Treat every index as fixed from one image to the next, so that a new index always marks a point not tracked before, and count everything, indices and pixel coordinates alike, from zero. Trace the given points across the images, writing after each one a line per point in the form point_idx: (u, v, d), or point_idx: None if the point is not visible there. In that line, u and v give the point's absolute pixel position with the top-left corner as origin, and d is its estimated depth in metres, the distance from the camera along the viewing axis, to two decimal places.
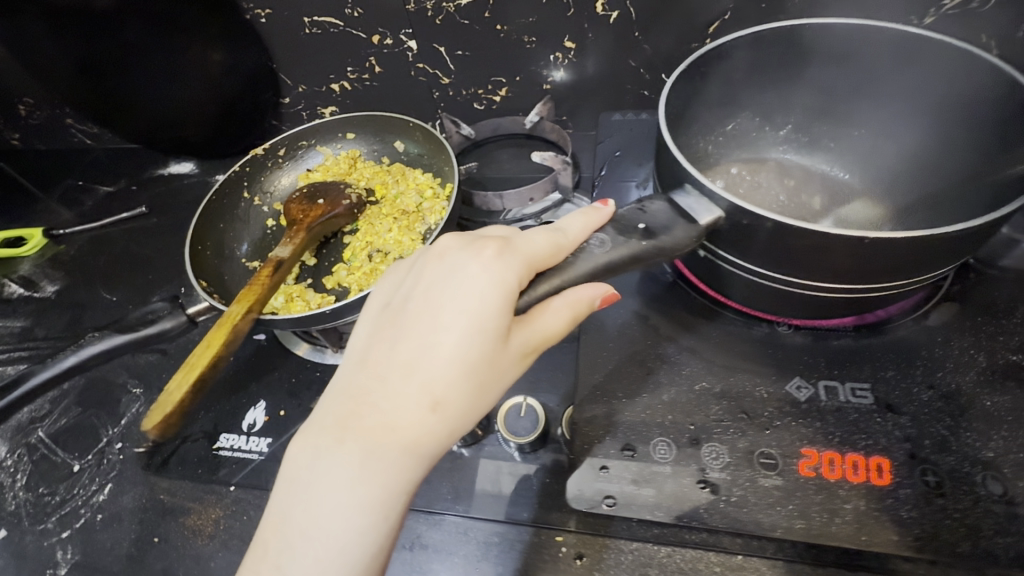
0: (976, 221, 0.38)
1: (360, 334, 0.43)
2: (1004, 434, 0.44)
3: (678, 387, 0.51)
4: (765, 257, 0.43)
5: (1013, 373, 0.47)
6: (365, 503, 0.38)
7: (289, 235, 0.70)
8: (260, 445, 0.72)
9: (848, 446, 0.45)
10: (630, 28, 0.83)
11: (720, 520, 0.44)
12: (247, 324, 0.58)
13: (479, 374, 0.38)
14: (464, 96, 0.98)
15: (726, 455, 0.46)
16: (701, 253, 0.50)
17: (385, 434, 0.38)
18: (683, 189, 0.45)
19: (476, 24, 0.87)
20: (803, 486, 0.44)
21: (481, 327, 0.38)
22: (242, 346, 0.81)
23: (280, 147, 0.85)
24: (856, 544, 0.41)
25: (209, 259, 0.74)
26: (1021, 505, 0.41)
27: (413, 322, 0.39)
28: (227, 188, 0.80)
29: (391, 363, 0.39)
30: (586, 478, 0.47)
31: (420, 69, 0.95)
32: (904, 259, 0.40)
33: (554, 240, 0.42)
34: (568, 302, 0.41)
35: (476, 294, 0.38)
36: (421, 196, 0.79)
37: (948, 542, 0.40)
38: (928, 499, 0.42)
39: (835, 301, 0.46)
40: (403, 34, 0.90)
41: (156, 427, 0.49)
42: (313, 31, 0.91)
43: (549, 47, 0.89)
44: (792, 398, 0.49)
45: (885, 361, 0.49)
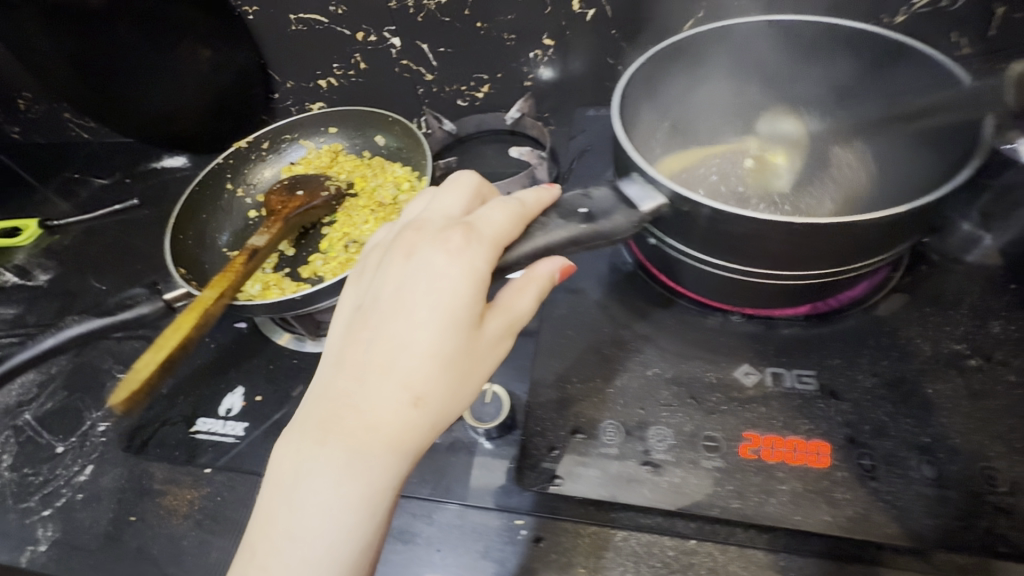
0: (898, 208, 0.40)
1: (338, 336, 0.43)
2: (941, 420, 0.45)
3: (631, 373, 0.52)
4: (706, 243, 0.45)
5: (956, 361, 0.48)
6: (353, 501, 0.39)
7: (267, 224, 0.73)
8: (237, 429, 0.74)
9: (789, 430, 0.46)
10: (606, 25, 0.85)
11: (661, 499, 0.45)
12: (219, 308, 0.60)
13: (455, 366, 0.39)
14: (448, 92, 0.99)
15: (670, 437, 0.48)
16: (652, 241, 0.51)
17: (368, 432, 0.38)
18: (629, 178, 0.48)
19: (457, 21, 0.89)
20: (743, 467, 0.45)
21: (455, 320, 0.39)
22: (224, 334, 0.83)
23: (263, 141, 0.88)
24: (789, 523, 0.42)
25: (190, 248, 0.76)
26: (952, 487, 0.42)
27: (386, 320, 0.40)
28: (210, 179, 0.83)
29: (368, 363, 0.40)
30: (537, 458, 0.49)
31: (404, 66, 0.96)
32: (834, 245, 0.41)
33: (514, 212, 0.43)
34: (535, 279, 0.43)
35: (447, 288, 0.39)
36: (398, 189, 0.81)
37: (878, 523, 0.41)
38: (862, 481, 0.43)
39: (778, 289, 0.48)
40: (386, 31, 0.91)
41: (123, 403, 0.50)
42: (298, 28, 0.92)
43: (529, 45, 0.90)
44: (739, 383, 0.50)
45: (832, 349, 0.51)
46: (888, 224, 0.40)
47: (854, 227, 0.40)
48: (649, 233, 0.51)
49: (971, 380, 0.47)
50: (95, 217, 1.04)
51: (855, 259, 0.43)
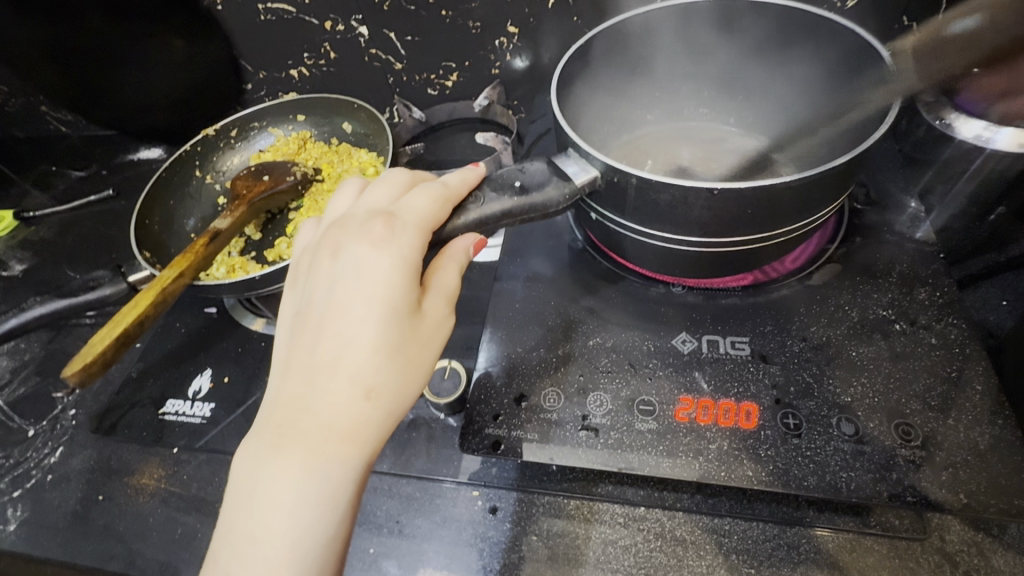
0: (812, 171, 0.42)
1: (279, 348, 0.43)
2: (863, 380, 0.47)
3: (575, 343, 0.54)
4: (638, 213, 0.47)
5: (881, 326, 0.50)
6: (318, 504, 0.38)
7: (231, 208, 0.74)
8: (204, 411, 0.75)
9: (721, 394, 0.48)
10: (568, 13, 0.87)
11: (595, 459, 0.47)
12: (178, 288, 0.62)
13: (402, 352, 0.40)
14: (417, 81, 1.00)
15: (608, 402, 0.49)
16: (593, 216, 0.53)
17: (324, 431, 0.38)
18: (566, 154, 0.50)
19: (422, 9, 0.89)
20: (674, 429, 0.47)
21: (394, 308, 0.40)
22: (193, 319, 0.84)
23: (231, 129, 0.89)
24: (715, 479, 0.44)
25: (156, 233, 0.78)
26: (868, 443, 0.44)
27: (326, 319, 0.40)
28: (178, 165, 0.84)
29: (314, 364, 0.40)
30: (480, 424, 0.50)
31: (373, 55, 0.96)
32: (753, 211, 0.43)
33: (437, 197, 0.45)
34: (451, 257, 0.45)
35: (381, 279, 0.40)
36: (363, 174, 0.82)
37: (797, 476, 0.43)
38: (785, 439, 0.45)
39: (710, 259, 0.50)
40: (354, 20, 0.92)
41: (77, 374, 0.52)
42: (268, 18, 0.91)
43: (494, 33, 0.92)
44: (675, 350, 0.52)
45: (766, 317, 0.52)
46: (804, 187, 0.42)
47: (771, 190, 0.42)
48: (589, 208, 0.52)
49: (895, 343, 0.49)
50: (70, 208, 1.02)
51: (776, 225, 0.46)
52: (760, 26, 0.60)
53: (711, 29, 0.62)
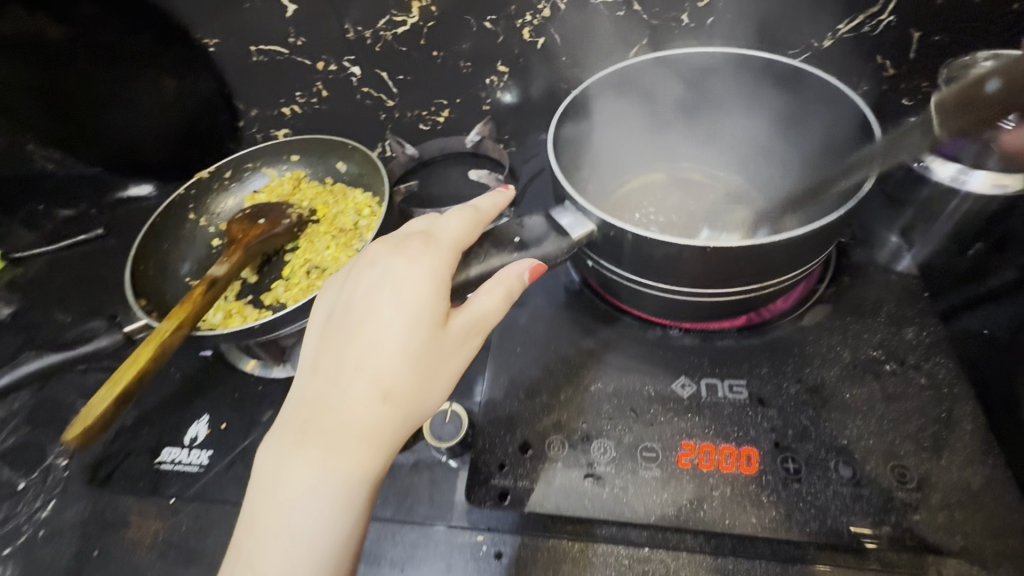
0: (800, 230, 0.43)
1: (307, 347, 0.45)
2: (858, 422, 0.48)
3: (577, 389, 0.55)
4: (634, 265, 0.49)
5: (873, 366, 0.51)
6: (327, 504, 0.39)
7: (227, 254, 0.74)
8: (201, 458, 0.74)
9: (721, 438, 0.49)
10: (557, 52, 0.88)
11: (601, 508, 0.47)
12: (176, 339, 0.62)
13: (423, 361, 0.41)
14: (409, 117, 1.01)
15: (612, 450, 0.50)
16: (589, 264, 0.55)
17: (341, 432, 0.39)
18: (563, 206, 0.51)
19: (413, 50, 0.91)
20: (678, 476, 0.48)
21: (418, 315, 0.41)
22: (188, 363, 0.83)
23: (225, 170, 0.89)
24: (720, 526, 0.45)
25: (151, 279, 0.77)
26: (866, 485, 0.45)
27: (355, 323, 0.42)
28: (172, 210, 0.84)
29: (340, 364, 0.41)
30: (486, 475, 0.51)
31: (365, 93, 0.97)
32: (744, 265, 0.45)
33: (469, 219, 0.47)
34: (499, 280, 0.45)
35: (410, 287, 0.42)
36: (359, 214, 0.83)
37: (799, 521, 0.44)
38: (786, 483, 0.46)
39: (705, 306, 0.51)
40: (346, 60, 0.92)
41: (77, 438, 0.52)
42: (260, 60, 0.91)
43: (485, 72, 0.93)
44: (675, 395, 0.53)
45: (761, 359, 0.54)
46: (793, 243, 0.44)
47: (761, 247, 0.43)
48: (586, 256, 0.54)
49: (886, 384, 0.50)
50: (55, 248, 0.97)
51: (769, 276, 0.47)
52: (750, 80, 0.63)
53: (707, 81, 0.66)
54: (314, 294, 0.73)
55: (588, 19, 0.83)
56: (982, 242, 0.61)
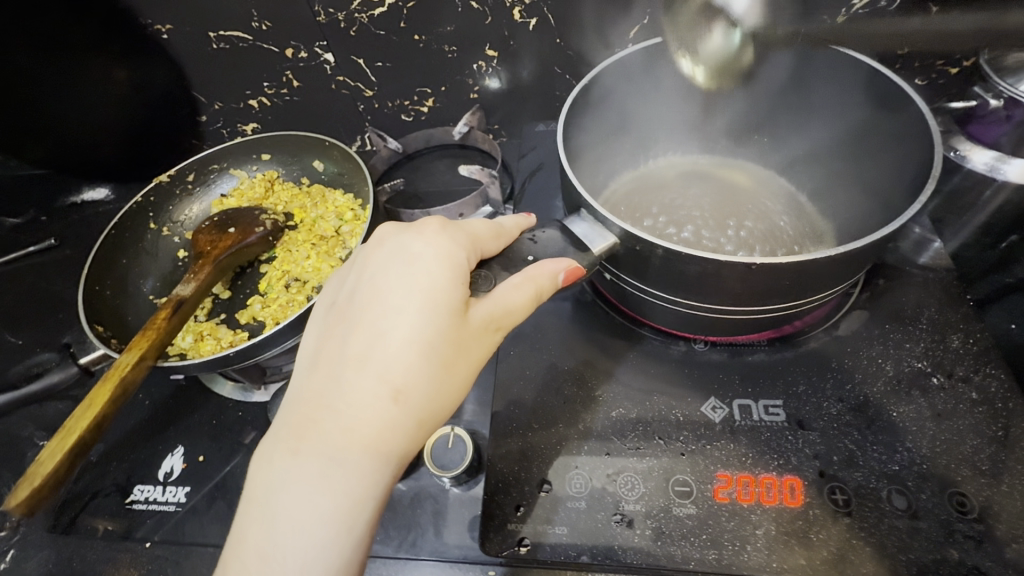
0: (857, 243, 0.38)
1: (309, 342, 0.40)
2: (908, 444, 0.44)
3: (596, 415, 0.50)
4: (662, 281, 0.43)
5: (918, 381, 0.47)
6: (327, 517, 0.33)
7: (194, 269, 0.66)
8: (178, 495, 0.64)
9: (760, 467, 0.45)
10: (551, 34, 0.80)
11: (634, 557, 0.42)
12: (139, 373, 0.55)
13: (437, 354, 0.36)
14: (390, 107, 0.92)
15: (640, 485, 0.45)
16: (607, 276, 0.49)
17: (344, 433, 0.34)
18: (579, 215, 0.45)
19: (393, 34, 0.82)
20: (716, 513, 0.43)
21: (432, 303, 0.36)
22: (157, 388, 0.74)
23: (188, 172, 0.80)
24: (768, 571, 0.40)
25: (109, 300, 0.69)
26: (924, 518, 0.41)
27: (360, 313, 0.37)
28: (129, 220, 0.75)
29: (344, 356, 0.36)
30: (502, 519, 0.45)
31: (340, 82, 0.88)
32: (790, 283, 0.40)
33: (495, 224, 0.43)
34: (528, 277, 0.39)
35: (422, 270, 0.37)
36: (341, 219, 0.75)
37: (854, 563, 0.40)
38: (836, 518, 0.42)
39: (738, 322, 0.46)
40: (318, 46, 0.83)
41: (23, 503, 0.45)
42: (220, 47, 0.82)
43: (472, 57, 0.85)
44: (706, 420, 0.48)
45: (797, 375, 0.49)
46: (847, 257, 0.39)
47: (814, 263, 0.38)
48: (604, 269, 0.48)
49: (934, 400, 0.46)
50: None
51: (814, 291, 0.42)
52: (777, 66, 0.59)
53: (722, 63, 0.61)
54: (296, 311, 0.66)
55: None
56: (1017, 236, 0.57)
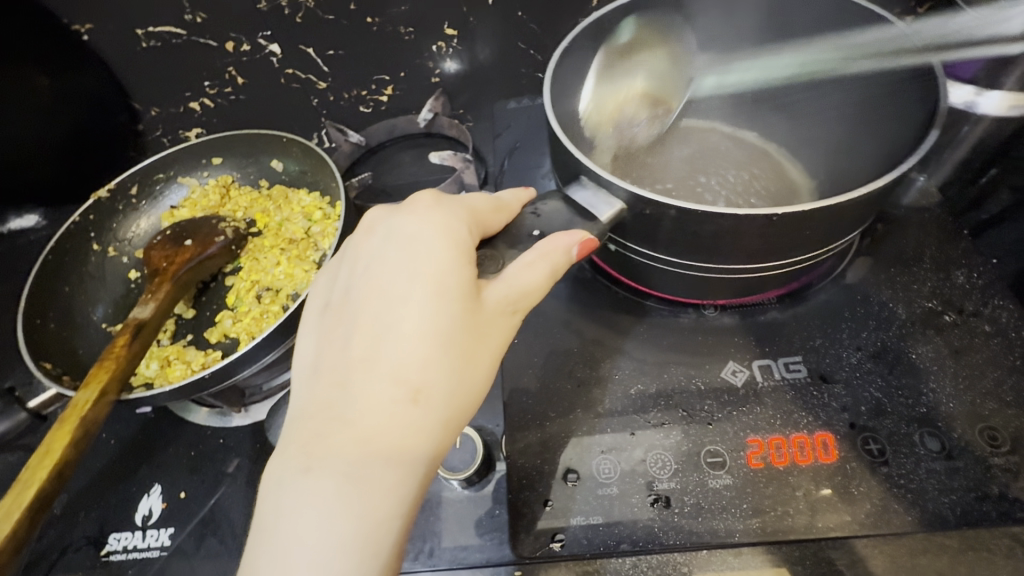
0: (878, 183, 0.37)
1: (306, 349, 0.36)
2: (933, 385, 0.43)
3: (614, 394, 0.47)
4: (675, 244, 0.41)
5: (931, 321, 0.47)
6: (350, 544, 0.29)
7: (151, 290, 0.60)
8: (161, 538, 0.58)
9: (791, 427, 0.43)
10: (512, 6, 0.77)
11: (676, 537, 0.40)
12: (103, 410, 0.49)
13: (455, 345, 0.32)
14: (345, 99, 0.85)
15: (671, 462, 0.43)
16: (611, 247, 0.46)
17: (360, 444, 0.30)
18: (580, 181, 0.41)
19: (343, 18, 0.77)
20: (753, 480, 0.41)
21: (443, 289, 0.33)
22: (121, 425, 0.67)
23: (131, 185, 0.73)
24: (814, 532, 0.39)
25: (56, 334, 0.62)
26: (958, 457, 0.41)
27: (361, 308, 0.34)
28: (69, 243, 0.68)
29: (350, 359, 0.33)
30: (531, 518, 0.42)
31: (290, 75, 0.81)
32: (811, 232, 0.38)
33: (495, 200, 0.40)
34: (543, 253, 0.36)
35: (426, 254, 0.34)
36: (309, 220, 0.69)
37: (898, 512, 0.39)
38: (874, 469, 0.41)
39: (752, 281, 0.45)
40: (262, 37, 0.77)
41: None
42: (151, 46, 0.74)
43: (431, 37, 0.80)
44: (728, 385, 0.46)
45: (812, 329, 0.48)
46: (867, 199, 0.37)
47: (836, 207, 0.36)
48: (608, 239, 0.45)
49: (950, 338, 0.46)
50: None
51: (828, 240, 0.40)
52: None
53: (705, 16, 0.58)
54: (271, 323, 0.60)
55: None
56: (997, 168, 0.57)
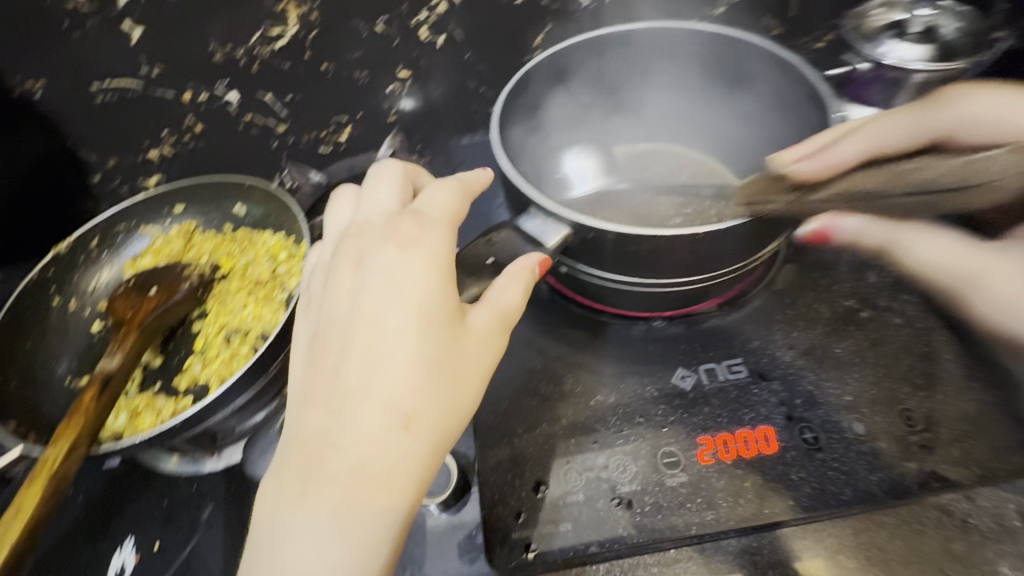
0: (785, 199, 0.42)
1: (297, 376, 0.38)
2: (856, 375, 0.49)
3: (576, 407, 0.50)
4: (618, 264, 0.45)
5: (851, 317, 0.52)
6: (349, 564, 0.31)
7: (118, 340, 0.60)
8: None
9: (736, 424, 0.47)
10: (460, 49, 0.82)
11: (640, 535, 0.43)
12: (74, 464, 0.49)
13: (442, 371, 0.35)
14: (305, 141, 0.86)
15: (631, 465, 0.46)
16: (563, 269, 0.50)
17: (355, 470, 0.32)
18: (528, 212, 0.45)
19: (299, 65, 0.79)
20: (705, 475, 0.45)
21: (429, 317, 0.36)
22: (88, 480, 0.65)
23: (90, 237, 0.73)
24: (762, 519, 0.43)
25: (18, 392, 0.61)
26: (882, 438, 0.45)
27: (351, 337, 0.36)
28: (28, 299, 0.67)
29: (343, 387, 0.35)
30: (505, 531, 0.44)
31: (249, 120, 0.83)
32: (733, 245, 0.43)
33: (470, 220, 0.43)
34: (515, 274, 0.40)
35: (411, 283, 0.37)
36: (274, 261, 0.71)
37: (834, 493, 0.43)
38: (810, 456, 0.45)
39: (690, 293, 0.49)
40: (219, 86, 0.79)
41: None
42: (107, 98, 0.76)
43: (385, 79, 0.83)
44: (678, 390, 0.50)
45: (750, 332, 0.53)
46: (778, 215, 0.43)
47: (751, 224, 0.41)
48: (559, 262, 0.49)
49: (868, 332, 0.51)
50: None
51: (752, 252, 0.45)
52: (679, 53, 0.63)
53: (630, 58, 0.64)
54: (241, 365, 0.61)
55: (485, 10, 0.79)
56: None
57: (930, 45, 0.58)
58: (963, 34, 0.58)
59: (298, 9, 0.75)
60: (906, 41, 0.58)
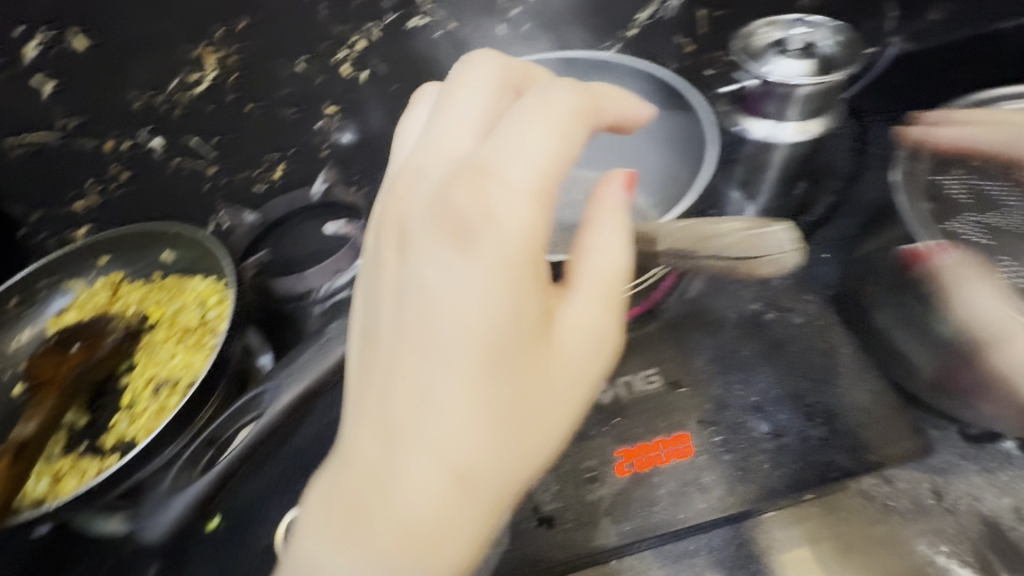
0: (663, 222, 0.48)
1: (351, 382, 0.35)
2: (762, 375, 0.51)
3: None
4: None
5: (759, 320, 0.55)
6: None
7: (39, 401, 0.59)
8: None
9: (652, 433, 0.49)
10: (385, 84, 0.83)
11: (561, 551, 0.45)
12: None
13: (502, 423, 0.32)
14: (240, 179, 0.84)
15: (554, 483, 0.47)
16: None
17: (401, 527, 0.31)
18: None
19: (222, 106, 0.79)
20: (623, 486, 0.47)
21: (495, 353, 0.32)
22: (16, 551, 0.62)
23: (10, 297, 0.71)
24: (676, 523, 0.45)
25: None
26: (784, 433, 0.48)
27: (415, 361, 0.32)
28: None
29: (395, 422, 0.32)
30: None
31: (177, 164, 0.80)
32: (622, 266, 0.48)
33: (566, 159, 0.33)
34: (597, 281, 0.35)
35: (477, 305, 0.31)
36: (203, 306, 0.70)
37: (742, 491, 0.46)
38: (719, 458, 0.47)
39: None
40: (142, 134, 0.78)
41: None
42: (23, 152, 0.74)
43: (314, 115, 0.83)
44: (598, 404, 0.51)
45: (667, 342, 0.54)
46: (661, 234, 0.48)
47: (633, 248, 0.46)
48: None
49: (771, 333, 0.54)
50: None
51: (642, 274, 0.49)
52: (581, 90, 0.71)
53: None
54: (167, 417, 0.60)
55: (405, 44, 0.81)
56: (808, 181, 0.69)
57: (811, 58, 0.61)
58: (839, 46, 0.62)
59: (217, 54, 0.76)
60: (788, 58, 0.61)
